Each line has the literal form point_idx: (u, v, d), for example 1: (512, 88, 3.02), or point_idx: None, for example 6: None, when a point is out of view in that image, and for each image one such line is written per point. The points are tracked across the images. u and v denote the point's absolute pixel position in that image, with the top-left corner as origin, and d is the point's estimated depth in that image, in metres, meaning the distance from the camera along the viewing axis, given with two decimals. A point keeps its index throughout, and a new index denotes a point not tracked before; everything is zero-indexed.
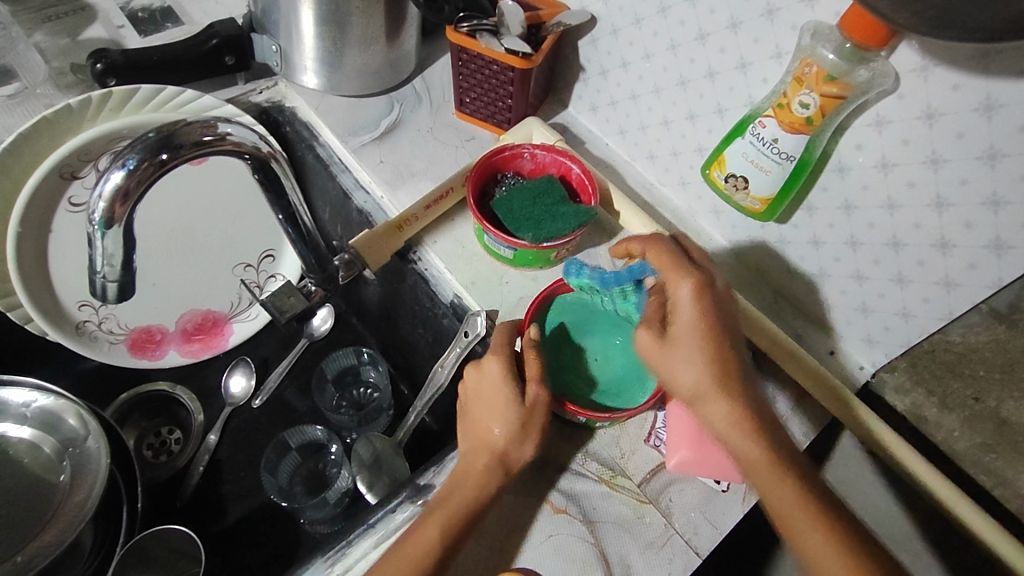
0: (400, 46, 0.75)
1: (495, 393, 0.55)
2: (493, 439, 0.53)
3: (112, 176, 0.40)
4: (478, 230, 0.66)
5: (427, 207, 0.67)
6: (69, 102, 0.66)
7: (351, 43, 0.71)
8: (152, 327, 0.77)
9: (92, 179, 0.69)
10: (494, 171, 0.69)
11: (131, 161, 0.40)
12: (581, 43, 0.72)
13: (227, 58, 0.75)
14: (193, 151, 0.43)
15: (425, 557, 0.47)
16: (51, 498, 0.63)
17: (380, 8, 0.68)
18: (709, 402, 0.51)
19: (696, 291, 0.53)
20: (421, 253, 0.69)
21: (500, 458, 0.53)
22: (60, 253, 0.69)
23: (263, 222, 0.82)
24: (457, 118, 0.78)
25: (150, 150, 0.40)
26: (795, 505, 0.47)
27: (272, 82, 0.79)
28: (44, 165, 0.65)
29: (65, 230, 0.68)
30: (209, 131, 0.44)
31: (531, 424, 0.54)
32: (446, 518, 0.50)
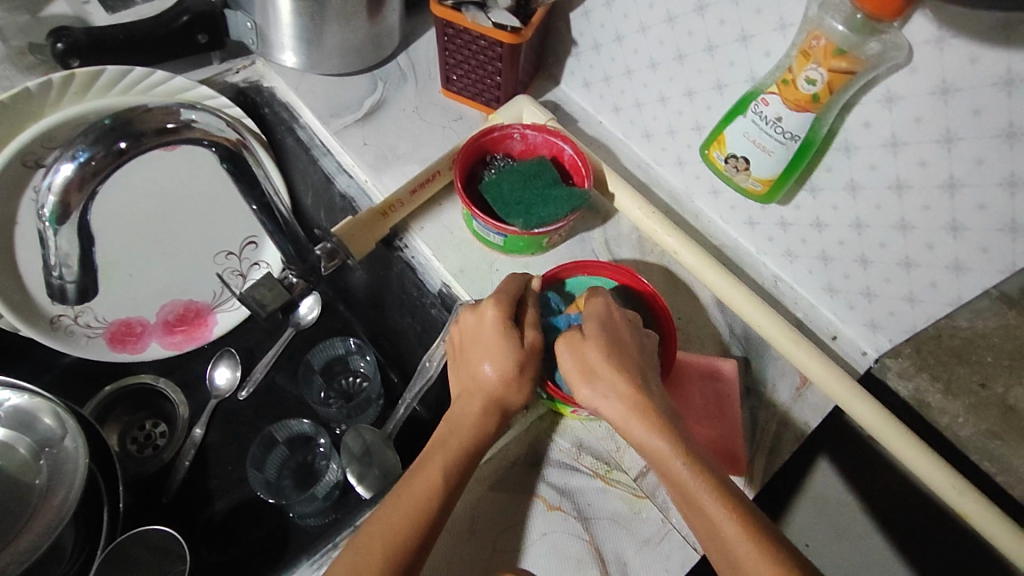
0: (383, 21, 0.72)
1: (495, 331, 0.52)
2: (486, 382, 0.52)
3: (63, 167, 0.37)
4: (467, 216, 0.63)
5: (413, 191, 0.64)
6: (28, 85, 0.62)
7: (330, 19, 0.67)
8: (132, 319, 0.75)
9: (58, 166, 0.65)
10: (482, 152, 0.66)
11: (82, 152, 0.37)
12: (573, 16, 0.68)
13: (200, 37, 0.71)
14: (154, 140, 0.40)
15: (430, 496, 0.46)
16: (26, 501, 0.60)
17: None
18: (629, 409, 0.47)
19: (566, 361, 0.50)
20: (407, 240, 0.66)
21: (497, 402, 0.51)
22: (29, 247, 0.65)
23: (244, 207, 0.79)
24: (443, 97, 0.75)
25: (105, 139, 0.37)
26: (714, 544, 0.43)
27: (248, 60, 0.75)
28: (5, 154, 0.62)
29: (32, 220, 0.65)
30: (171, 117, 0.41)
31: (526, 361, 0.52)
32: (445, 467, 0.48)
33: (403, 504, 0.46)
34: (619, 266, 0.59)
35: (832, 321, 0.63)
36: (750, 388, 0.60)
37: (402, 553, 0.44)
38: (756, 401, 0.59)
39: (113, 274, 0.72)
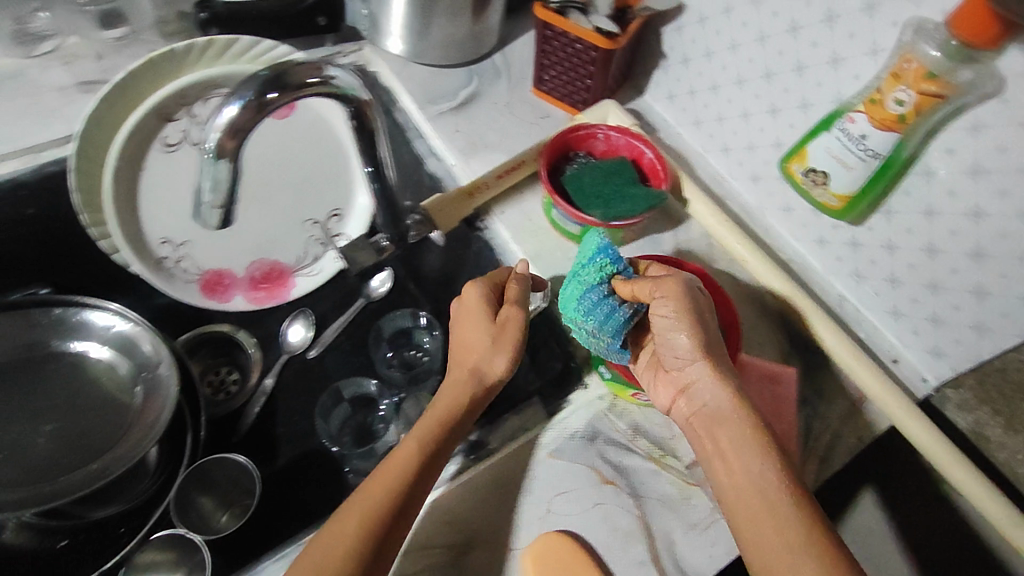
0: (485, 20, 0.78)
1: (477, 311, 0.58)
2: (470, 356, 0.58)
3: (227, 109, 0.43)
4: (546, 204, 0.67)
5: (499, 176, 0.68)
6: (174, 46, 0.69)
7: (439, 13, 0.74)
8: (222, 271, 0.81)
9: (186, 122, 0.72)
10: (566, 148, 0.70)
11: (244, 97, 0.42)
12: (665, 30, 0.72)
13: (319, 19, 0.78)
14: (299, 92, 0.45)
15: (406, 462, 0.50)
16: (121, 417, 0.66)
17: None
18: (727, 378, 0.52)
19: (671, 304, 0.53)
20: (488, 221, 0.70)
21: (475, 371, 0.56)
22: (151, 191, 0.73)
23: (334, 178, 0.85)
24: (533, 96, 0.80)
25: (263, 87, 0.42)
26: (768, 496, 0.46)
27: (357, 46, 0.80)
28: (146, 106, 0.70)
29: (157, 167, 0.73)
30: (315, 72, 0.46)
31: (502, 337, 0.57)
32: (426, 436, 0.52)
33: (381, 478, 0.50)
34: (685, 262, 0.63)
35: (894, 345, 0.63)
36: (806, 398, 0.61)
37: (382, 515, 0.48)
38: (811, 411, 0.61)
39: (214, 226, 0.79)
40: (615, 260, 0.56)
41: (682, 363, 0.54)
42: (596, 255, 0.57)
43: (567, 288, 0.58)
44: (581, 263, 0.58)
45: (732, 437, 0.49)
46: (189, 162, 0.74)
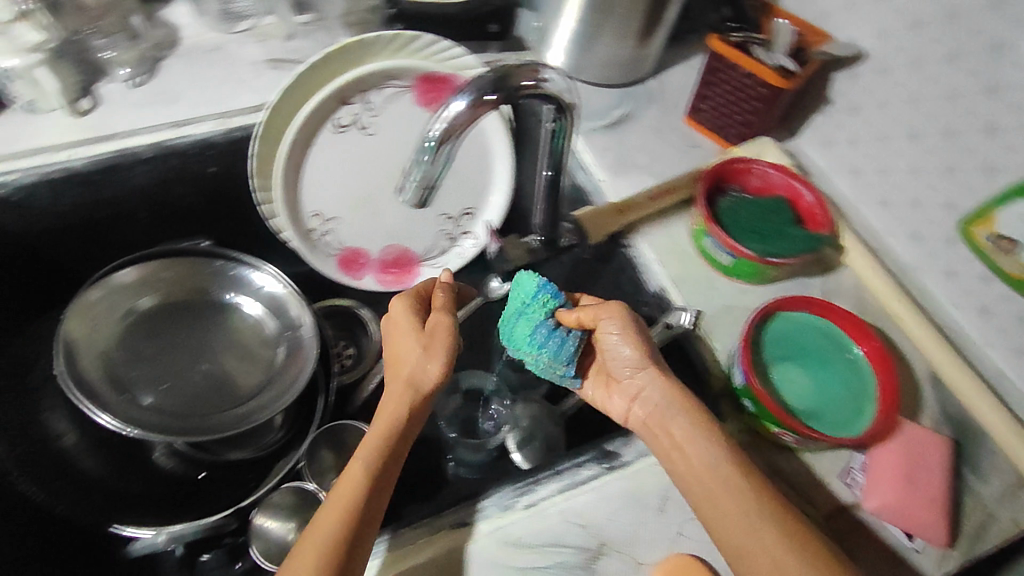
0: (650, 45, 0.79)
1: (405, 321, 0.61)
2: (405, 368, 0.59)
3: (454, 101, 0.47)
4: (697, 232, 0.67)
5: (651, 198, 0.69)
6: (369, 35, 0.74)
7: (607, 31, 0.76)
8: (360, 250, 0.83)
9: (359, 107, 0.77)
10: (720, 178, 0.69)
11: (469, 94, 0.46)
12: (839, 77, 0.71)
13: (492, 26, 0.80)
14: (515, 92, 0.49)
15: (354, 482, 0.52)
16: (260, 371, 0.70)
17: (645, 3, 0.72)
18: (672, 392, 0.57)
19: (617, 321, 0.58)
20: (632, 241, 0.70)
21: (410, 381, 0.58)
22: (315, 166, 0.78)
23: (477, 181, 0.88)
24: (684, 124, 0.80)
25: (489, 83, 0.46)
26: (717, 478, 0.52)
27: (519, 56, 0.82)
28: (330, 88, 0.74)
29: (325, 145, 0.78)
30: (530, 74, 0.49)
31: (430, 349, 0.58)
32: (369, 458, 0.54)
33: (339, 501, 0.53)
34: (834, 303, 0.60)
35: None
36: (957, 472, 0.58)
37: (336, 540, 0.49)
38: (961, 486, 0.57)
39: (360, 208, 0.82)
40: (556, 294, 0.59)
41: (626, 374, 0.60)
42: (540, 292, 0.59)
43: (516, 327, 0.60)
44: (526, 300, 0.59)
45: (677, 431, 0.55)
46: (353, 144, 0.79)
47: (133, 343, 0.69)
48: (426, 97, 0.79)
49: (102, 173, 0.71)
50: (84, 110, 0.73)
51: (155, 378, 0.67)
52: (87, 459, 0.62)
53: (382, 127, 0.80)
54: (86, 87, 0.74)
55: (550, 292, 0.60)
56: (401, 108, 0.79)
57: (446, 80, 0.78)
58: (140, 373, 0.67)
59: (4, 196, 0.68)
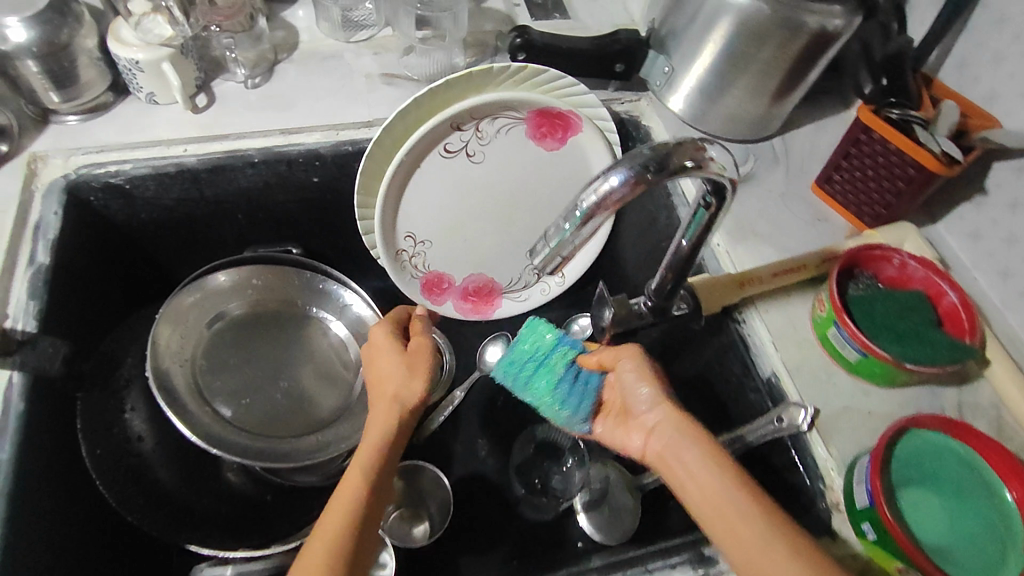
0: (783, 104, 0.74)
1: (387, 343, 0.58)
2: (389, 383, 0.54)
3: (609, 179, 0.41)
4: (823, 320, 0.62)
5: (775, 274, 0.64)
6: (494, 65, 0.69)
7: (741, 82, 0.72)
8: (443, 275, 0.81)
9: (470, 133, 0.74)
10: (853, 264, 0.64)
11: (625, 171, 0.40)
12: (1000, 166, 0.64)
13: (617, 66, 0.76)
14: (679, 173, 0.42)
15: (354, 492, 0.46)
16: (339, 394, 0.70)
17: (802, 43, 0.67)
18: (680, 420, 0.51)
19: (633, 360, 0.56)
20: (745, 316, 0.65)
21: (395, 398, 0.53)
22: (417, 189, 0.76)
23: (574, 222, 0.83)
24: (811, 193, 0.75)
25: (652, 164, 0.40)
26: (729, 500, 0.45)
27: (636, 97, 0.81)
28: (445, 115, 0.70)
29: (429, 169, 0.75)
30: (698, 154, 0.42)
31: (414, 368, 0.55)
32: (368, 468, 0.48)
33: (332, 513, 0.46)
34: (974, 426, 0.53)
35: None
36: None
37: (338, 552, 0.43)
38: None
39: (452, 234, 0.80)
40: (575, 345, 0.60)
41: (643, 409, 0.54)
42: (557, 344, 0.60)
43: (534, 377, 0.60)
44: (543, 353, 0.60)
45: (687, 457, 0.49)
46: (457, 169, 0.76)
47: (214, 353, 0.68)
48: (539, 131, 0.76)
49: (210, 172, 0.71)
50: (200, 106, 0.72)
51: (233, 394, 0.66)
52: (162, 469, 0.62)
53: (488, 156, 0.77)
54: (205, 82, 0.74)
55: (569, 343, 0.60)
56: (510, 139, 0.76)
57: (563, 116, 0.75)
58: (218, 386, 0.66)
59: (116, 184, 0.69)
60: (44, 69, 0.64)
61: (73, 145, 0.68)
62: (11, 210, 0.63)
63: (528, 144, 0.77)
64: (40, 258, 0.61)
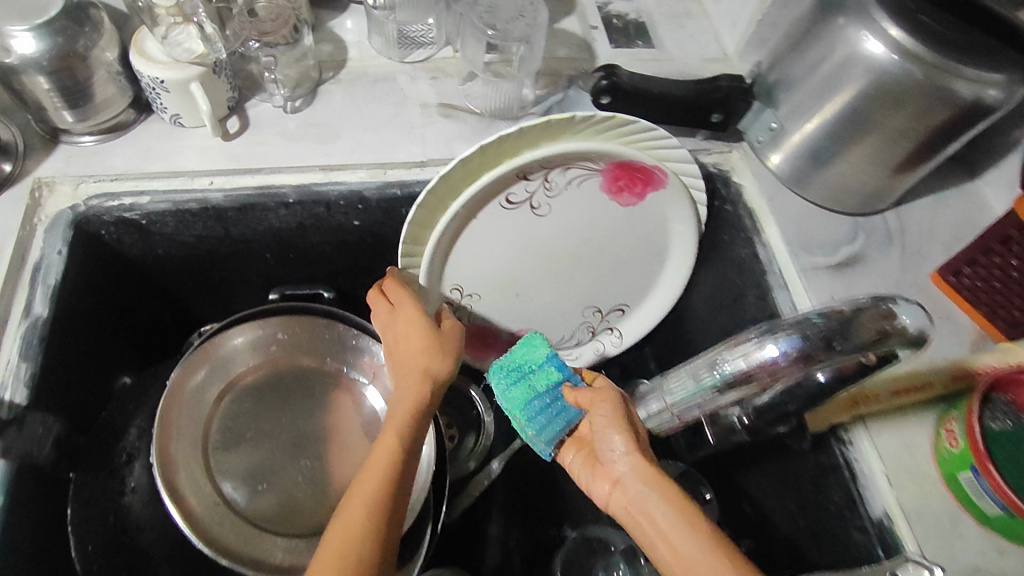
0: (910, 176, 0.63)
1: (413, 318, 0.54)
2: (416, 360, 0.52)
3: (765, 347, 0.41)
4: (955, 458, 0.52)
5: (895, 392, 0.56)
6: (576, 113, 0.56)
7: (863, 153, 0.60)
8: (488, 329, 0.73)
9: (537, 184, 0.63)
10: (988, 388, 0.52)
11: (785, 345, 0.40)
12: None
13: (715, 115, 0.66)
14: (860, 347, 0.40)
15: (373, 506, 0.43)
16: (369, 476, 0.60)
17: (927, 130, 0.57)
18: (641, 468, 0.47)
19: (610, 406, 0.50)
20: (851, 436, 0.55)
21: (429, 377, 0.51)
22: (468, 240, 0.65)
23: (641, 278, 0.74)
24: (929, 282, 0.64)
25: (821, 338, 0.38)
26: (703, 568, 0.40)
27: (728, 148, 0.70)
28: (513, 166, 0.58)
29: (485, 219, 0.64)
30: (879, 327, 0.39)
31: (439, 347, 0.52)
32: (387, 476, 0.44)
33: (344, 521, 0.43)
34: None
35: None
36: None
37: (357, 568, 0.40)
38: None
39: (503, 288, 0.70)
40: (563, 369, 0.54)
41: (613, 455, 0.49)
42: (545, 362, 0.54)
43: (509, 387, 0.53)
44: (529, 366, 0.54)
45: (655, 514, 0.44)
46: (517, 222, 0.65)
47: (230, 425, 0.60)
48: (616, 184, 0.65)
49: (238, 211, 0.62)
50: (231, 132, 0.63)
51: (250, 477, 0.59)
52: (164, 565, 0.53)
53: (554, 209, 0.66)
54: (238, 103, 0.64)
55: (557, 365, 0.54)
56: (580, 193, 0.65)
57: (644, 170, 0.63)
58: (230, 468, 0.58)
59: (131, 219, 0.60)
60: (55, 85, 0.54)
61: (85, 171, 0.59)
62: (8, 248, 0.54)
63: (600, 199, 0.66)
64: (36, 309, 0.53)
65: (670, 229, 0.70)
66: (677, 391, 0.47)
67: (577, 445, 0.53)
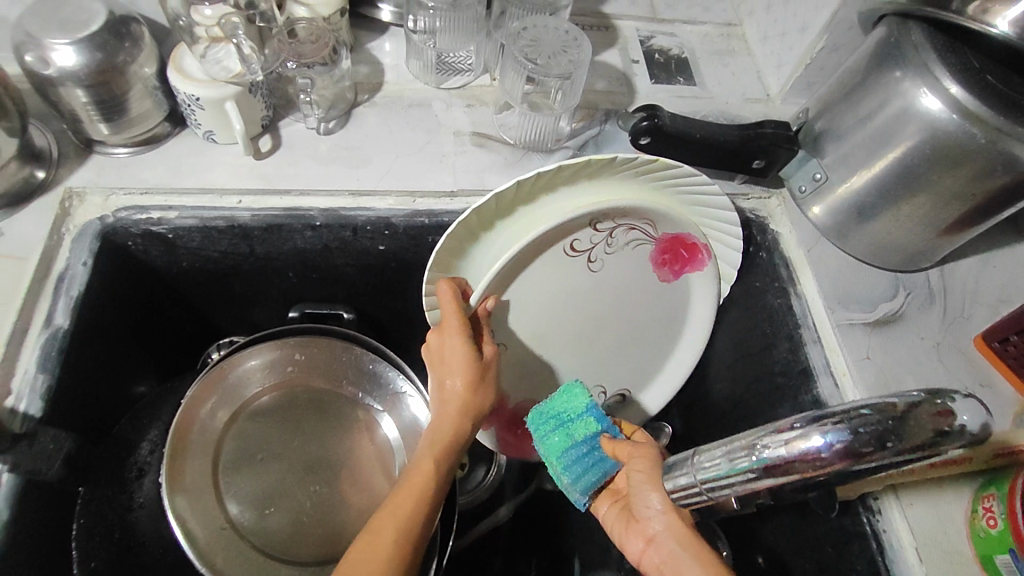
0: (957, 238, 0.61)
1: (454, 341, 0.51)
2: (451, 388, 0.51)
3: (810, 436, 0.34)
4: (994, 540, 0.48)
5: (932, 464, 0.52)
6: (618, 154, 0.54)
7: (910, 211, 0.59)
8: (492, 394, 0.65)
9: (601, 236, 0.59)
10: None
11: (835, 437, 0.33)
12: None
13: (755, 162, 0.64)
14: (917, 450, 0.33)
15: (389, 545, 0.45)
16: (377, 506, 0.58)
17: (985, 188, 0.55)
18: (674, 530, 0.45)
19: (645, 463, 0.47)
20: (880, 504, 0.52)
21: (468, 409, 0.51)
22: (520, 302, 0.59)
23: (666, 358, 0.70)
24: (971, 347, 0.61)
25: (876, 432, 0.33)
26: None
27: (767, 194, 0.69)
28: (582, 207, 0.55)
29: (538, 269, 0.58)
30: (940, 426, 0.33)
31: (478, 379, 0.51)
32: (409, 515, 0.47)
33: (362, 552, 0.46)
34: None
35: None
36: None
37: None
38: None
39: (532, 350, 0.63)
40: (602, 420, 0.53)
41: (647, 513, 0.46)
42: (585, 412, 0.53)
43: (548, 434, 0.52)
44: (569, 414, 0.53)
45: None
46: (569, 275, 0.60)
47: (240, 448, 0.58)
48: (662, 257, 0.63)
49: (265, 230, 0.61)
50: (263, 151, 0.62)
51: (260, 499, 0.56)
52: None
53: (605, 267, 0.62)
54: (272, 121, 0.64)
55: (596, 417, 0.53)
56: (632, 256, 0.62)
57: (692, 246, 0.63)
58: (240, 490, 0.56)
59: (158, 233, 0.60)
60: (92, 98, 0.55)
61: (115, 182, 0.58)
62: (34, 257, 0.54)
63: (642, 267, 0.63)
64: (58, 320, 0.52)
65: (694, 297, 0.67)
66: (698, 471, 0.40)
67: (610, 498, 0.53)
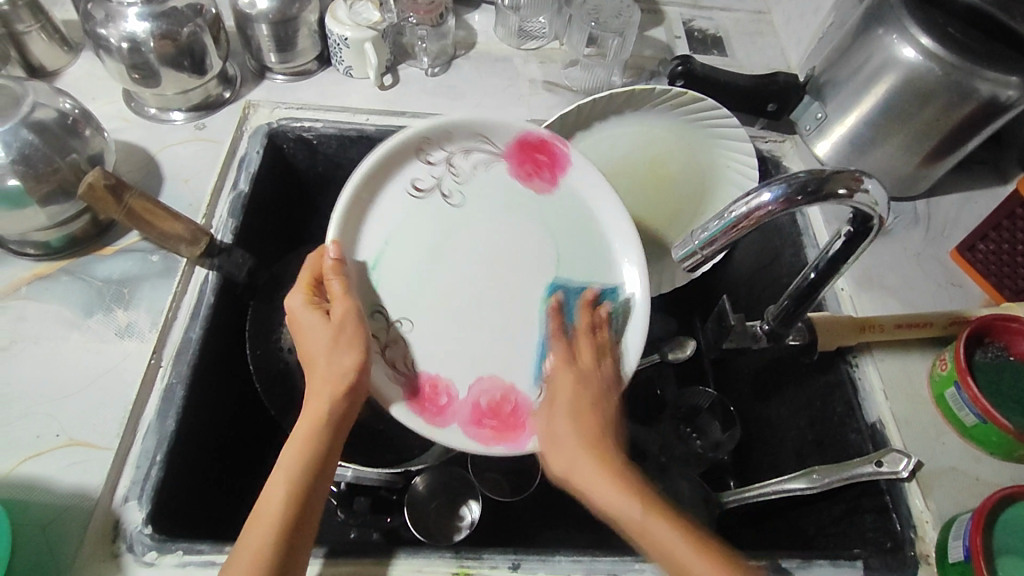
0: (935, 168, 0.75)
1: (318, 321, 0.54)
2: (320, 361, 0.52)
3: (762, 193, 0.47)
4: (944, 379, 0.62)
5: (899, 325, 0.65)
6: (656, 87, 0.74)
7: (894, 140, 0.73)
8: (439, 384, 0.60)
9: (441, 169, 0.65)
10: (984, 332, 0.63)
11: (780, 190, 0.47)
12: None
13: (769, 105, 0.81)
14: (832, 197, 0.47)
15: (273, 510, 0.47)
16: None
17: (952, 120, 0.69)
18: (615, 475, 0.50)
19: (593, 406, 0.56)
20: (857, 359, 0.67)
21: (336, 384, 0.52)
22: (394, 241, 0.61)
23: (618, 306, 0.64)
24: (947, 257, 0.74)
25: (806, 183, 0.46)
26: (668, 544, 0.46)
27: (780, 138, 0.84)
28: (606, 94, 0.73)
29: (393, 208, 0.62)
30: (852, 185, 0.47)
31: (339, 345, 0.53)
32: (297, 479, 0.49)
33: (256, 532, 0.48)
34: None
35: None
36: None
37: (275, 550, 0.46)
38: None
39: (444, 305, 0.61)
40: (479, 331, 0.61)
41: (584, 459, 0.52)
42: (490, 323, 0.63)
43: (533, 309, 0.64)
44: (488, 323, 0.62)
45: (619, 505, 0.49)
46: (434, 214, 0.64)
47: None
48: (523, 168, 0.66)
49: (384, 140, 0.80)
50: (386, 84, 0.82)
51: None
52: (301, 377, 0.68)
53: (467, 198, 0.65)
54: (393, 65, 0.84)
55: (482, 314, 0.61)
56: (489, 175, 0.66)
57: (544, 145, 0.65)
58: None
59: (306, 137, 0.79)
60: (272, 33, 0.75)
61: (280, 99, 0.79)
62: (225, 143, 0.75)
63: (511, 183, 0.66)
64: (241, 186, 0.72)
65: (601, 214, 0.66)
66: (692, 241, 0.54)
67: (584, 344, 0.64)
